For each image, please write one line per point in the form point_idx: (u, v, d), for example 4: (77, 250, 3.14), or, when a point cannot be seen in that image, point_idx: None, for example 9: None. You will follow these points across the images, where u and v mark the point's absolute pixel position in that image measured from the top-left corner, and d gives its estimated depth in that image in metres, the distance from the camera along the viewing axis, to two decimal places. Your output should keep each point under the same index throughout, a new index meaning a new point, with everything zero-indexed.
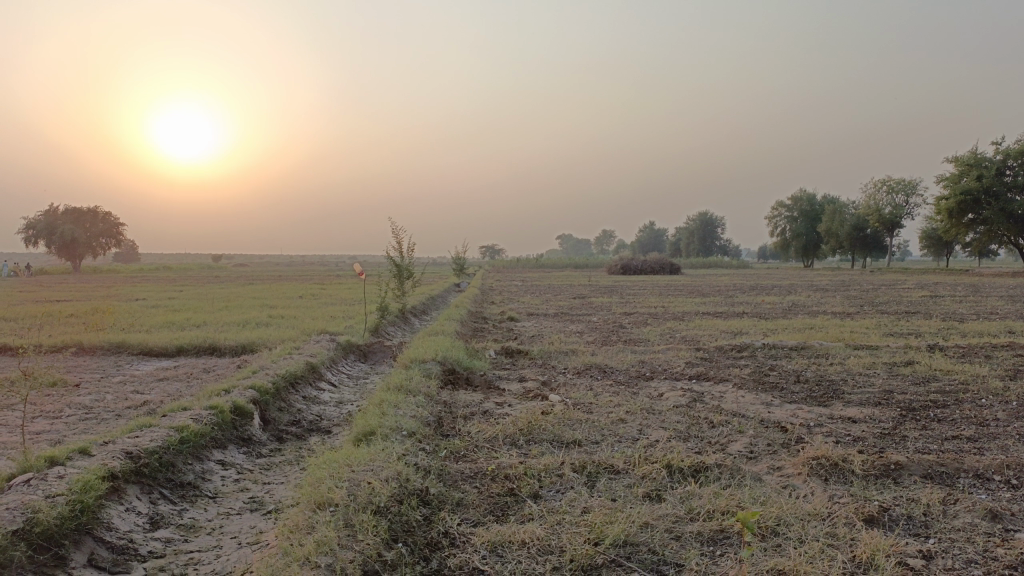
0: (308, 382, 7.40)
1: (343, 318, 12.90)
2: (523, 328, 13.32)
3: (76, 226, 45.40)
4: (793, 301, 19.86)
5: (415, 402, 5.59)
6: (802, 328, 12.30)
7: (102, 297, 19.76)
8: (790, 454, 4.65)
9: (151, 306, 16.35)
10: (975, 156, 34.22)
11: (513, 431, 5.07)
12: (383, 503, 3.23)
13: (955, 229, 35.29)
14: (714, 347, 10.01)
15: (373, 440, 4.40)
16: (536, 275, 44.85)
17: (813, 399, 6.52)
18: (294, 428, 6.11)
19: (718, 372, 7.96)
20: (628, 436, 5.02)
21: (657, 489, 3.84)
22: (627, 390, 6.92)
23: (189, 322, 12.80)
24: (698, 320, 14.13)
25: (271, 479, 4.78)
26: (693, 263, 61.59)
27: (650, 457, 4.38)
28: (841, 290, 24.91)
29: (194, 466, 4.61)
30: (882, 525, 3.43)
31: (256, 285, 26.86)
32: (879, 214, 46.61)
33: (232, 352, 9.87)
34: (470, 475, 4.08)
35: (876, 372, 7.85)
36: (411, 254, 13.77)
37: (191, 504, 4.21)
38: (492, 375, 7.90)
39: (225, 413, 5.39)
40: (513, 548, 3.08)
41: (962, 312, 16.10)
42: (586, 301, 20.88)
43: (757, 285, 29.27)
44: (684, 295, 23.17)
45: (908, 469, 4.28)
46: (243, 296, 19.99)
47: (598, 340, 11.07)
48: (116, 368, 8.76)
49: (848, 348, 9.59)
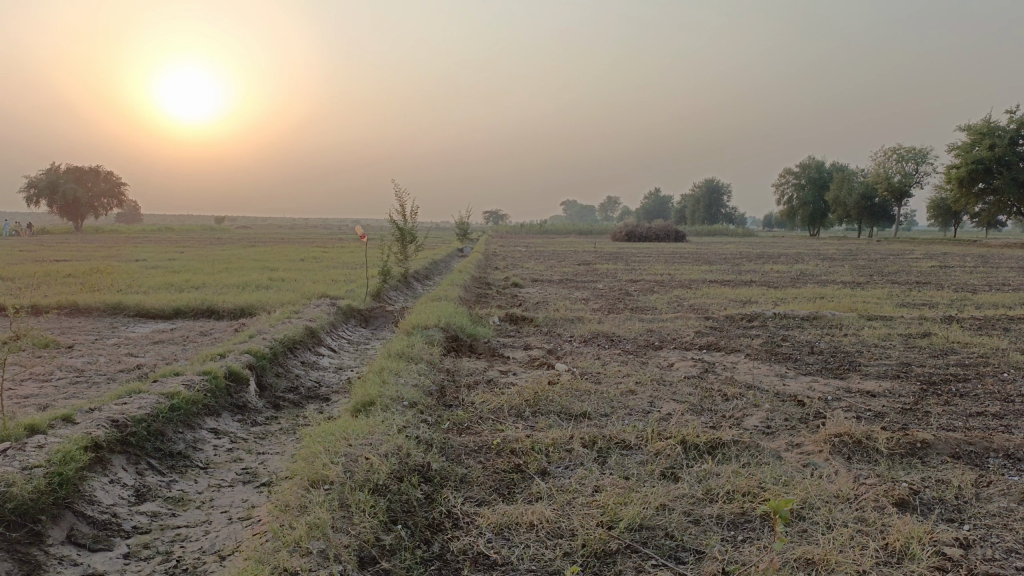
0: (306, 347, 7.19)
1: (344, 282, 12.66)
2: (527, 294, 13.08)
3: (78, 185, 45.10)
4: (801, 270, 19.54)
5: (417, 369, 5.36)
6: (813, 297, 12.03)
7: (102, 257, 19.55)
8: (809, 430, 4.43)
9: (149, 268, 16.10)
10: (987, 124, 33.58)
11: (519, 402, 4.84)
12: (381, 480, 3.02)
13: (964, 199, 34.77)
14: (724, 316, 9.76)
15: (371, 411, 4.18)
16: (540, 241, 44.57)
17: (828, 371, 6.30)
18: (292, 395, 5.91)
19: (729, 342, 7.72)
20: (638, 408, 4.80)
21: (672, 467, 3.62)
22: (636, 360, 6.69)
23: (188, 284, 12.57)
24: (705, 288, 13.89)
25: (266, 448, 4.58)
26: (699, 230, 61.08)
27: (664, 432, 4.15)
28: (849, 260, 24.62)
29: (184, 434, 4.41)
30: (913, 510, 3.21)
31: (260, 247, 26.63)
32: (888, 183, 46.02)
33: (230, 315, 9.66)
34: (475, 449, 3.87)
35: (893, 344, 7.61)
36: (414, 218, 13.47)
37: (180, 476, 4.01)
38: (496, 343, 7.68)
39: (219, 378, 5.18)
40: (520, 530, 2.86)
41: (974, 283, 15.80)
42: (592, 268, 20.61)
43: (763, 253, 28.98)
44: (690, 263, 22.84)
45: (936, 448, 4.06)
46: (245, 258, 19.74)
47: (604, 308, 10.82)
48: (112, 330, 8.57)
49: (861, 318, 9.34)
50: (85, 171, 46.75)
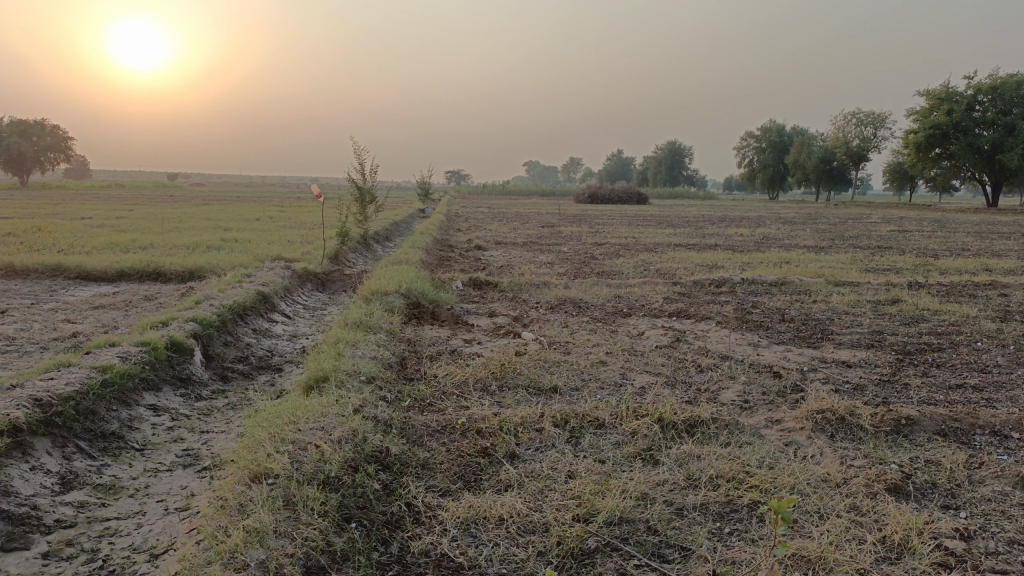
0: (258, 313, 6.80)
1: (301, 244, 12.17)
2: (491, 257, 12.72)
3: (22, 139, 43.21)
4: (765, 234, 19.42)
5: (375, 340, 5.04)
6: (778, 262, 11.88)
7: (46, 215, 18.63)
8: (789, 405, 4.22)
9: (95, 227, 15.37)
10: (946, 90, 33.80)
11: (484, 376, 4.56)
12: (333, 472, 2.72)
13: (921, 163, 35.11)
14: (692, 281, 9.56)
15: (324, 388, 3.85)
16: (501, 202, 44.08)
17: (801, 340, 6.13)
18: (241, 365, 5.55)
19: (699, 309, 7.52)
20: (610, 382, 4.56)
21: (650, 449, 3.38)
22: (605, 328, 6.45)
23: (136, 245, 11.97)
24: (671, 252, 13.71)
25: (210, 427, 4.23)
26: (661, 193, 61.03)
27: (639, 408, 3.90)
28: (811, 224, 24.64)
29: (119, 413, 4.04)
30: (906, 496, 3.02)
31: (216, 206, 25.76)
32: (847, 147, 46.31)
33: (178, 277, 9.18)
34: (438, 430, 3.58)
35: (864, 311, 7.48)
36: (374, 177, 12.95)
37: (113, 459, 3.65)
38: (461, 309, 7.37)
39: (159, 349, 4.79)
40: (489, 526, 2.59)
41: (934, 248, 15.90)
42: (555, 230, 20.34)
43: (726, 216, 28.97)
44: (653, 226, 22.62)
45: (921, 425, 3.88)
46: (196, 216, 18.97)
47: (570, 272, 10.55)
48: (49, 294, 8.04)
49: (830, 284, 9.22)
50: (30, 124, 44.60)
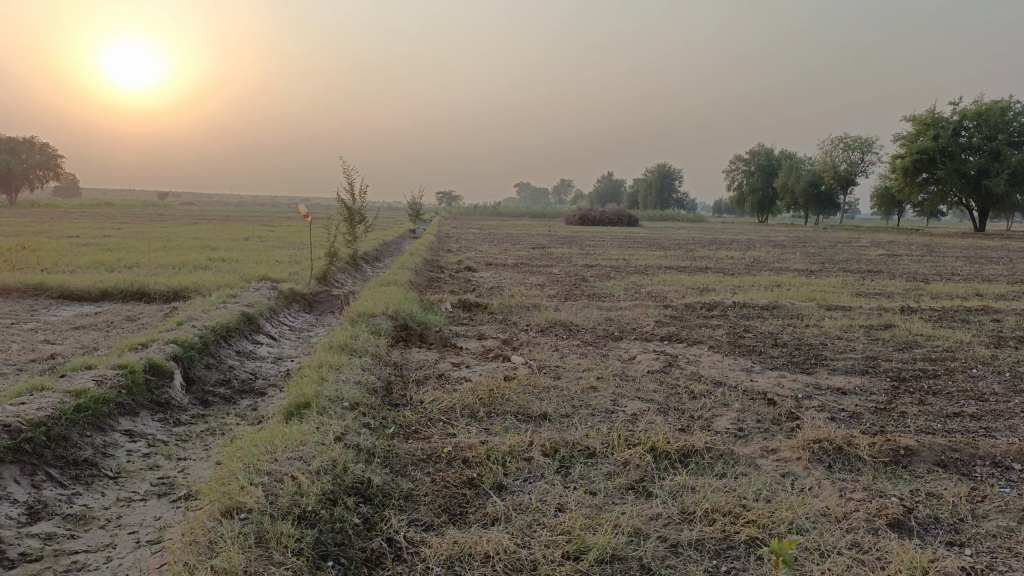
0: (242, 335, 6.66)
1: (289, 264, 12.03)
2: (481, 279, 12.61)
3: (11, 156, 42.97)
4: (755, 257, 19.40)
5: (361, 364, 4.91)
6: (770, 286, 11.82)
7: (32, 232, 18.41)
8: (785, 433, 4.12)
9: (81, 245, 15.17)
10: (932, 115, 34.13)
11: (472, 401, 4.43)
12: (311, 506, 2.59)
13: (909, 188, 35.35)
14: (683, 304, 9.48)
15: (306, 415, 3.72)
16: (491, 223, 44.06)
17: (794, 365, 6.04)
18: (223, 389, 5.41)
19: (691, 333, 7.43)
20: (602, 408, 4.45)
21: (642, 480, 3.26)
22: (596, 352, 6.34)
23: (121, 263, 11.80)
24: (662, 274, 13.65)
25: (187, 454, 4.08)
26: (651, 215, 61.23)
27: (631, 437, 3.79)
28: (801, 247, 24.69)
29: (92, 439, 3.89)
30: (909, 532, 2.91)
31: (205, 225, 25.59)
32: (836, 171, 46.65)
33: (163, 297, 9.02)
34: (423, 459, 3.45)
35: (857, 336, 7.41)
36: (363, 197, 12.85)
37: (85, 488, 3.49)
38: (449, 332, 7.25)
39: (137, 373, 4.65)
40: (474, 563, 2.46)
41: (924, 272, 15.92)
42: (546, 251, 20.30)
43: (715, 239, 29.01)
44: (644, 248, 22.58)
45: (920, 455, 3.78)
46: (184, 235, 18.80)
47: (560, 294, 10.45)
48: (29, 313, 7.87)
49: (822, 308, 9.15)
50: (19, 141, 44.33)
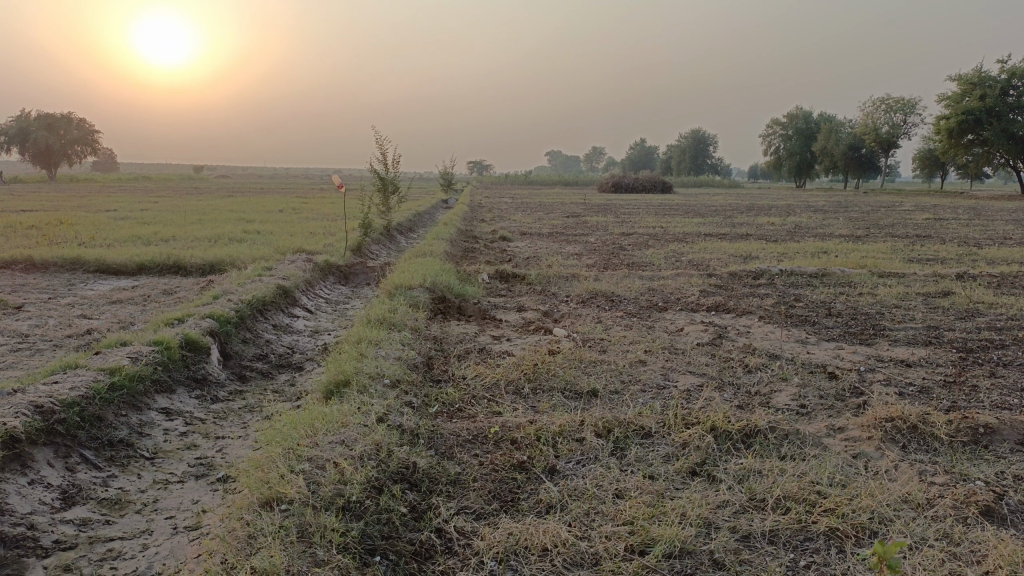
0: (278, 308, 6.54)
1: (323, 236, 11.90)
2: (517, 249, 12.38)
3: (49, 132, 43.47)
4: (797, 223, 18.81)
5: (400, 339, 4.74)
6: (815, 253, 11.40)
7: (71, 207, 18.53)
8: (851, 411, 3.86)
9: (118, 219, 15.21)
10: (979, 74, 32.80)
11: (517, 377, 4.24)
12: (354, 495, 2.42)
13: (953, 149, 34.13)
14: (727, 273, 9.16)
15: (346, 394, 3.55)
16: (524, 192, 43.63)
17: (851, 336, 5.75)
18: (260, 364, 5.29)
19: (738, 303, 7.15)
20: (653, 384, 4.22)
21: (704, 464, 3.05)
22: (641, 323, 6.10)
23: (157, 237, 11.78)
24: (702, 242, 13.29)
25: (225, 432, 3.95)
26: (685, 181, 60.27)
27: (689, 415, 3.56)
28: (842, 212, 23.99)
29: (128, 418, 3.78)
30: (1002, 521, 2.66)
31: (240, 198, 25.62)
32: (877, 133, 45.27)
33: (198, 271, 8.96)
34: (468, 439, 3.27)
35: (914, 305, 7.06)
36: (396, 167, 12.64)
37: (121, 470, 3.37)
38: (487, 304, 7.05)
39: (173, 349, 4.53)
40: (532, 557, 2.27)
41: (975, 236, 15.32)
42: (581, 220, 19.98)
43: (752, 206, 28.40)
44: (680, 216, 22.08)
45: (1002, 434, 3.50)
46: (219, 209, 18.81)
47: (599, 264, 10.19)
48: (68, 288, 7.84)
49: (874, 275, 8.77)
50: (57, 118, 44.85)
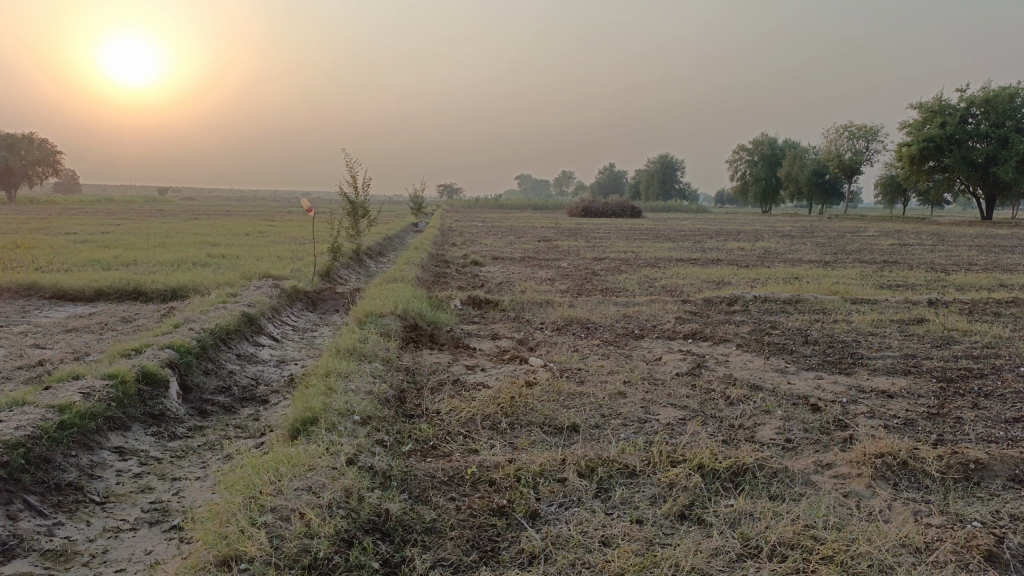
0: (243, 337, 6.30)
1: (291, 260, 11.65)
2: (489, 274, 12.23)
3: (10, 152, 42.52)
4: (766, 249, 18.90)
5: (370, 371, 4.54)
6: (787, 278, 11.42)
7: (29, 230, 18.00)
8: (838, 446, 3.74)
9: (79, 242, 14.77)
10: (938, 103, 33.53)
11: (493, 412, 4.07)
12: (321, 551, 2.23)
13: (915, 176, 34.78)
14: (701, 299, 9.09)
15: (313, 433, 3.35)
16: (494, 216, 43.58)
17: (830, 365, 5.67)
18: (223, 397, 5.05)
19: (715, 330, 7.06)
20: (634, 418, 4.08)
21: (693, 506, 2.90)
22: (617, 352, 5.97)
23: (118, 261, 11.42)
24: (674, 267, 13.25)
25: (184, 472, 3.72)
26: (654, 206, 60.77)
27: (674, 453, 3.42)
28: (809, 238, 24.23)
29: (78, 459, 3.53)
30: (1006, 567, 2.54)
31: (204, 220, 25.12)
32: (841, 160, 46.11)
33: (160, 297, 8.66)
34: (444, 481, 3.09)
35: (890, 332, 7.03)
36: (366, 190, 12.44)
37: (68, 517, 3.13)
38: (461, 331, 6.87)
39: (129, 383, 4.29)
40: None
41: (940, 262, 15.49)
42: (552, 244, 19.90)
43: (721, 230, 28.61)
44: (651, 240, 22.12)
45: (993, 470, 3.41)
46: (183, 231, 18.41)
47: (572, 290, 10.06)
48: (21, 315, 7.50)
49: (848, 302, 8.76)
50: (18, 138, 43.94)
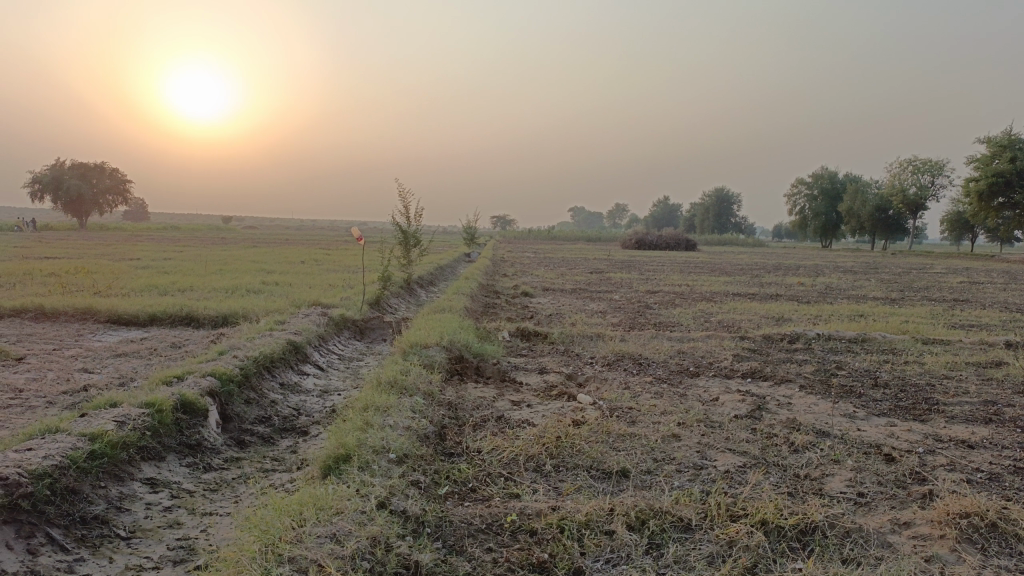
0: (287, 366, 6.20)
1: (342, 288, 11.66)
2: (539, 305, 12.02)
3: (83, 181, 44.28)
4: (827, 284, 18.31)
5: (411, 405, 4.36)
6: (851, 315, 10.92)
7: (95, 256, 18.53)
8: (916, 502, 3.39)
9: (140, 268, 15.11)
10: (1008, 136, 32.29)
11: (537, 452, 3.83)
12: None
13: (984, 212, 33.45)
14: (760, 336, 8.70)
15: (346, 471, 3.17)
16: (546, 248, 43.47)
17: (903, 410, 5.26)
18: (262, 427, 4.93)
19: (775, 369, 6.69)
20: (689, 463, 3.79)
21: (755, 569, 2.61)
22: (671, 391, 5.67)
23: (174, 287, 11.58)
24: (731, 302, 12.82)
25: (215, 508, 3.57)
26: (709, 240, 59.92)
27: (734, 506, 3.13)
28: (872, 274, 23.41)
29: (106, 491, 3.42)
30: None
31: (262, 248, 25.56)
32: (904, 195, 44.79)
33: (211, 323, 8.69)
34: (482, 529, 2.86)
35: (967, 376, 6.55)
36: (418, 220, 12.40)
37: (91, 553, 2.99)
38: (508, 364, 6.66)
39: (166, 411, 4.18)
40: None
41: (1015, 301, 14.69)
42: (605, 276, 19.64)
43: (778, 265, 27.88)
44: (706, 273, 21.65)
45: None
46: (241, 258, 18.78)
47: (624, 323, 9.77)
48: (75, 339, 7.58)
49: (918, 342, 8.26)
50: (90, 167, 45.77)
